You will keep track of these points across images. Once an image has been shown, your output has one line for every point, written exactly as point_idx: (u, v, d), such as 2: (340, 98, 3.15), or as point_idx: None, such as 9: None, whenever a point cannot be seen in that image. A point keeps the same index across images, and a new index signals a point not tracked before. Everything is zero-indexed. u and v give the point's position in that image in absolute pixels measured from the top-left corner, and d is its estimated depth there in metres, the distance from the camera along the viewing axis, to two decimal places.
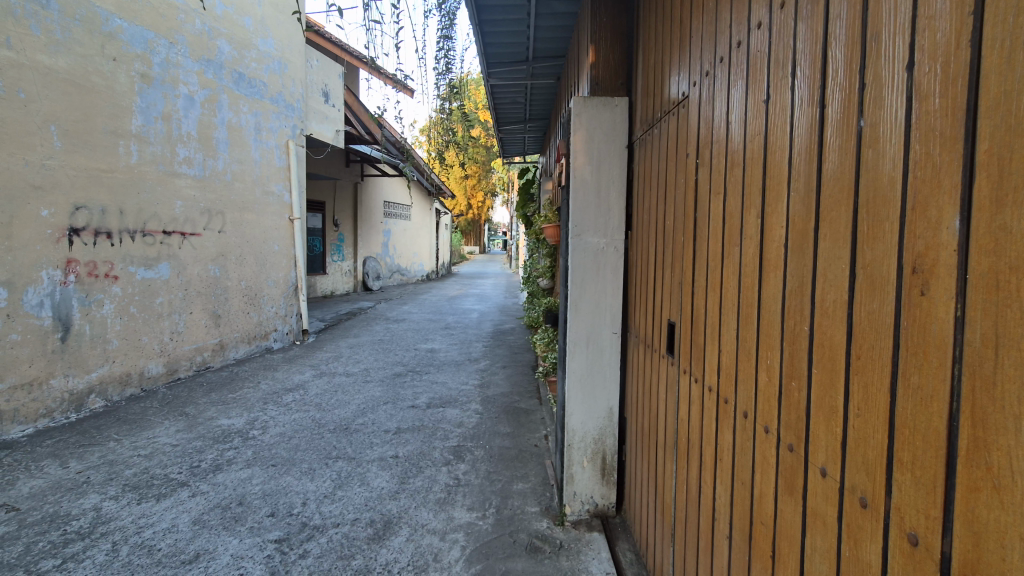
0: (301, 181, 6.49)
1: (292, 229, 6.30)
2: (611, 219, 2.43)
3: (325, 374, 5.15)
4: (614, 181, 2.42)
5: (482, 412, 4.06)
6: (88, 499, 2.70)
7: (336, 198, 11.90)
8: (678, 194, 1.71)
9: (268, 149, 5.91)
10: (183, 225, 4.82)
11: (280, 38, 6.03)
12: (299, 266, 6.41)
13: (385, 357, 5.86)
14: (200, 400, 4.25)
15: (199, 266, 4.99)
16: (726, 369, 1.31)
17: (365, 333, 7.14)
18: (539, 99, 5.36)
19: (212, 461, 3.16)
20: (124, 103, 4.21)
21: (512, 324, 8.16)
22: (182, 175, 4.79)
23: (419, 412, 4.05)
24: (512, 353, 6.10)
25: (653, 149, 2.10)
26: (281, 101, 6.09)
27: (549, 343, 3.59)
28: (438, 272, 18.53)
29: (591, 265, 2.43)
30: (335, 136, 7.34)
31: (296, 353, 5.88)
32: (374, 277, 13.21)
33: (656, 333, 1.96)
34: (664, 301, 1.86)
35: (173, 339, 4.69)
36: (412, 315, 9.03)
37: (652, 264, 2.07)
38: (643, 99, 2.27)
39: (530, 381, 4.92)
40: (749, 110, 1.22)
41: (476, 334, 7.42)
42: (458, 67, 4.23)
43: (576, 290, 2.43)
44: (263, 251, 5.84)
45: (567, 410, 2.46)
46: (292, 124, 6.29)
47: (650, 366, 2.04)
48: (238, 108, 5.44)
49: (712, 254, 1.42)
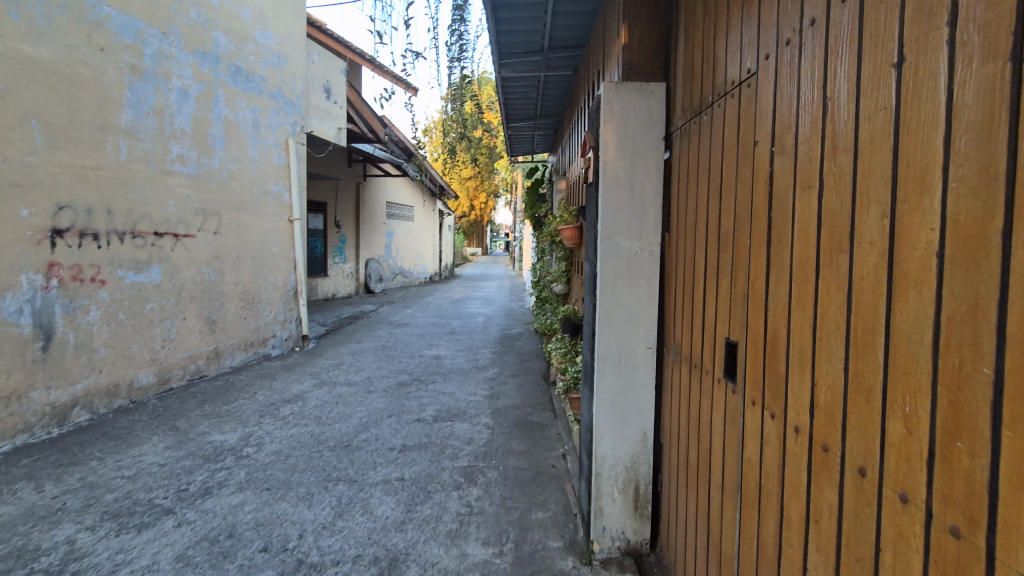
0: (302, 180, 6.24)
1: (292, 230, 6.04)
2: (646, 220, 2.17)
3: (326, 383, 4.88)
4: (649, 177, 2.16)
5: (493, 426, 3.78)
6: (61, 530, 2.43)
7: (338, 198, 11.64)
8: (741, 189, 1.45)
9: (267, 147, 5.66)
10: (175, 226, 4.55)
11: (279, 31, 5.77)
12: (299, 269, 6.15)
13: (388, 365, 5.59)
14: (193, 413, 3.99)
15: (193, 269, 4.73)
16: (824, 407, 1.05)
17: (367, 338, 6.88)
18: (552, 93, 5.09)
19: (201, 484, 2.90)
20: (113, 97, 3.96)
21: (519, 329, 7.88)
22: (175, 174, 4.53)
23: (426, 427, 3.78)
24: (521, 361, 5.82)
25: (698, 139, 1.83)
26: (280, 97, 5.84)
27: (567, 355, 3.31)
28: (442, 274, 18.28)
29: (624, 271, 2.17)
30: (337, 134, 7.08)
31: (295, 361, 5.61)
32: (376, 279, 12.95)
33: (705, 352, 1.70)
34: (718, 316, 1.60)
35: (165, 347, 4.43)
36: (416, 319, 8.76)
37: (697, 271, 1.80)
38: (684, 83, 2.00)
39: (542, 393, 4.64)
40: (860, 79, 0.96)
41: (483, 339, 7.14)
42: (469, 59, 3.97)
43: (606, 299, 2.17)
44: (261, 254, 5.58)
45: (596, 434, 2.19)
46: (291, 121, 6.04)
47: (695, 390, 1.78)
48: (235, 103, 5.19)
49: (798, 262, 1.16)
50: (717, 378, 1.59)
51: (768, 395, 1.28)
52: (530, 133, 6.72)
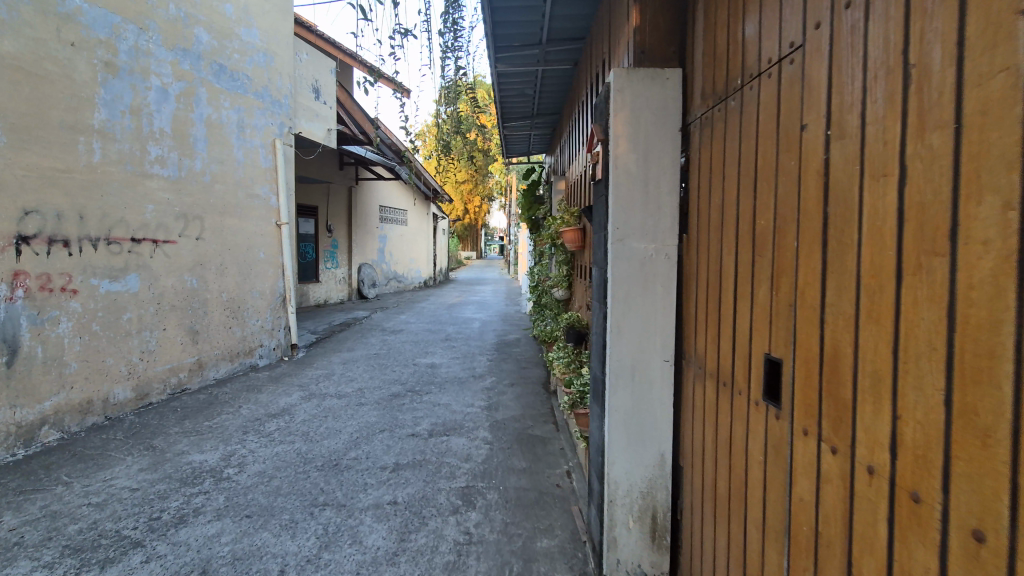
0: (290, 183, 6.01)
1: (280, 235, 5.80)
2: (662, 221, 1.97)
3: (315, 395, 4.64)
4: (665, 173, 1.96)
5: (492, 441, 3.56)
6: (16, 569, 2.19)
7: (329, 202, 11.40)
8: (784, 183, 1.26)
9: (253, 149, 5.43)
10: (154, 231, 4.31)
11: (265, 28, 5.55)
12: (287, 276, 5.91)
13: (381, 375, 5.36)
14: (172, 430, 3.74)
15: (173, 277, 4.49)
16: (915, 446, 0.86)
17: (359, 346, 6.64)
18: (550, 90, 4.88)
19: (175, 511, 2.66)
20: (85, 94, 3.72)
21: (516, 335, 7.66)
22: (153, 176, 4.29)
23: (421, 442, 3.56)
24: (520, 369, 5.60)
25: (722, 129, 1.64)
26: (266, 97, 5.61)
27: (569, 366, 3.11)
28: (436, 278, 18.04)
29: (638, 277, 1.97)
30: (327, 135, 6.86)
31: (283, 372, 5.37)
32: (369, 284, 12.70)
33: (735, 369, 1.50)
34: (753, 328, 1.40)
35: (143, 359, 4.18)
36: (410, 325, 8.52)
37: (722, 277, 1.61)
38: (703, 68, 1.81)
39: (542, 404, 4.42)
40: (961, 39, 0.77)
41: (479, 346, 6.92)
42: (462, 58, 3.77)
43: (618, 308, 1.97)
44: (246, 260, 5.34)
45: (609, 457, 1.98)
46: (279, 121, 5.81)
47: (724, 412, 1.58)
48: (218, 102, 4.96)
49: (870, 268, 0.96)
50: (753, 400, 1.39)
51: (826, 425, 1.08)
52: (527, 132, 6.52)
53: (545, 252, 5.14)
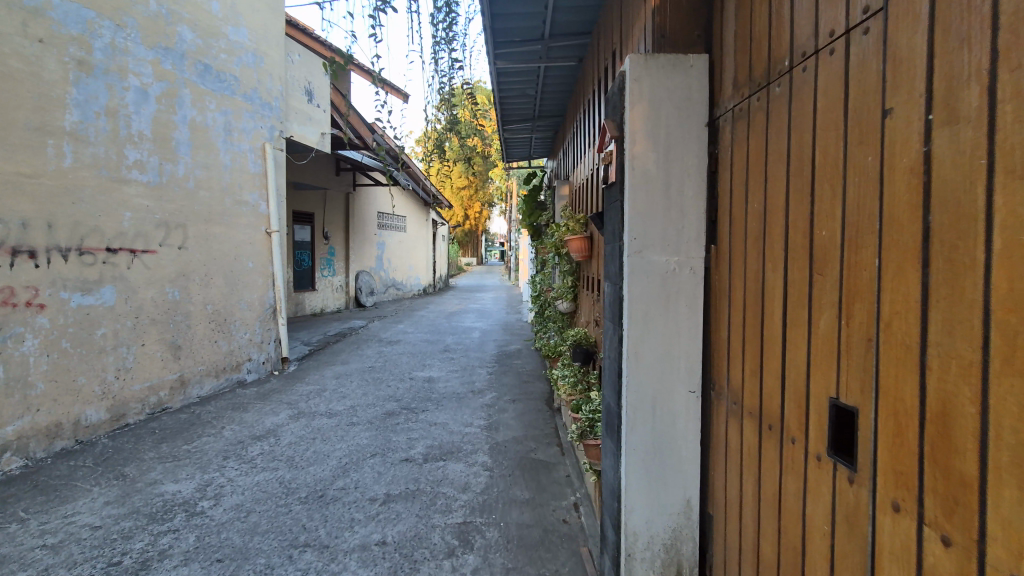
0: (281, 189, 5.76)
1: (270, 243, 5.55)
2: (686, 230, 1.70)
3: (304, 414, 4.37)
4: (689, 175, 1.70)
5: (492, 467, 3.29)
6: None
7: (326, 209, 11.16)
8: (856, 184, 1.00)
9: (241, 153, 5.18)
10: (132, 240, 4.06)
11: (255, 28, 5.32)
12: (278, 286, 5.65)
13: (375, 390, 5.09)
14: (146, 456, 3.47)
15: (153, 288, 4.23)
16: None
17: (354, 359, 6.37)
18: (552, 90, 4.63)
19: (138, 554, 2.38)
20: (54, 95, 3.48)
21: (517, 345, 7.39)
22: (131, 182, 4.04)
23: (415, 468, 3.28)
24: (521, 383, 5.32)
25: (761, 123, 1.39)
26: (255, 99, 5.38)
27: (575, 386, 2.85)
28: (436, 285, 17.78)
29: (659, 295, 1.70)
30: (321, 139, 6.62)
31: (272, 388, 5.10)
32: (367, 292, 12.44)
33: (785, 411, 1.23)
34: (810, 364, 1.14)
35: (119, 377, 3.91)
36: (407, 335, 8.25)
37: (763, 298, 1.35)
38: (736, 53, 1.55)
39: (546, 423, 4.15)
40: None
41: (479, 358, 6.64)
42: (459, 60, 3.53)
43: (635, 330, 1.71)
44: (233, 270, 5.08)
45: (626, 504, 1.72)
46: (269, 125, 5.57)
47: (769, 461, 1.31)
48: (203, 104, 4.72)
49: (1007, 300, 0.70)
50: (812, 452, 1.12)
51: (931, 506, 0.81)
52: (529, 136, 6.28)
53: (549, 261, 4.90)
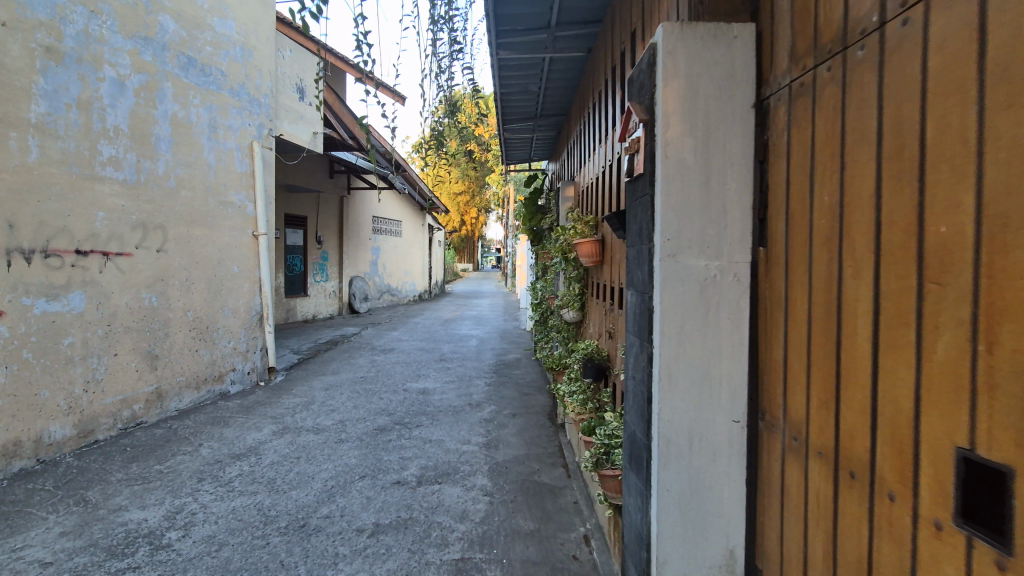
0: (270, 190, 5.49)
1: (257, 247, 5.27)
2: (728, 230, 1.45)
3: (289, 430, 4.08)
4: (732, 166, 1.44)
5: (492, 492, 3.00)
6: None
7: (319, 213, 10.88)
8: (1001, 165, 0.75)
9: (226, 151, 4.91)
10: (106, 242, 3.77)
11: (242, 20, 5.06)
12: (265, 292, 5.37)
13: (366, 403, 4.80)
14: (113, 478, 3.16)
15: (129, 294, 3.94)
16: None
17: (345, 369, 6.08)
18: (556, 86, 4.38)
19: None
20: (18, 84, 3.20)
21: (516, 354, 7.11)
22: (105, 180, 3.75)
23: (407, 493, 3.00)
24: (521, 396, 5.05)
25: (834, 98, 1.13)
26: (243, 95, 5.11)
27: (585, 404, 2.59)
28: (432, 291, 17.50)
29: (697, 307, 1.44)
30: (313, 139, 6.35)
31: (257, 400, 4.81)
32: (361, 298, 12.15)
33: (877, 456, 0.97)
34: (923, 403, 0.88)
35: (88, 391, 3.61)
36: (402, 343, 7.95)
37: (840, 313, 1.09)
38: (794, 18, 1.30)
39: (549, 441, 3.87)
40: None
41: (476, 367, 6.37)
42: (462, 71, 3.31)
43: (669, 348, 1.44)
44: (217, 275, 4.80)
45: (659, 555, 1.45)
46: (257, 122, 5.30)
47: (851, 517, 1.05)
48: (186, 99, 4.45)
49: None
50: (923, 515, 0.87)
51: None
52: (530, 136, 6.03)
53: (552, 268, 4.65)
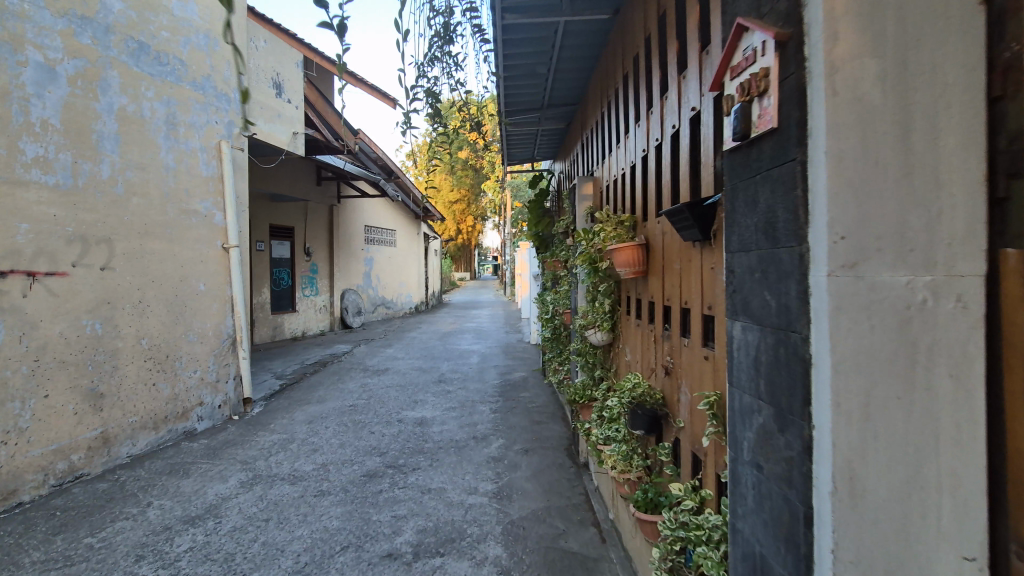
0: (243, 198, 4.85)
1: (227, 261, 4.62)
2: (944, 220, 0.82)
3: (261, 479, 3.42)
4: (946, 109, 0.82)
5: (509, 569, 2.35)
6: None
7: (308, 223, 10.25)
8: None
9: (189, 152, 4.27)
10: (32, 260, 3.14)
11: (206, 4, 4.44)
12: (238, 312, 4.71)
13: (355, 439, 4.14)
14: (28, 558, 2.51)
15: (63, 322, 3.28)
16: None
17: (333, 395, 5.42)
18: (567, 66, 3.77)
19: None
20: None
21: (523, 373, 6.46)
22: (30, 184, 3.12)
23: (400, 573, 2.34)
24: (533, 425, 4.39)
25: None
26: (207, 88, 4.48)
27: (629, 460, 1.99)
28: (429, 303, 16.86)
29: (892, 359, 0.82)
30: (292, 139, 5.72)
31: (227, 440, 4.15)
32: (354, 312, 11.50)
33: None
34: None
35: (8, 443, 2.95)
36: (397, 362, 7.30)
37: None
38: None
39: (572, 487, 3.22)
40: None
41: (479, 389, 5.72)
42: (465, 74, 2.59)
43: (843, 432, 0.81)
44: (178, 294, 4.15)
45: None
46: (225, 120, 4.67)
47: None
48: (137, 91, 3.82)
49: None
50: None
51: None
52: (534, 131, 5.42)
53: (567, 280, 4.04)
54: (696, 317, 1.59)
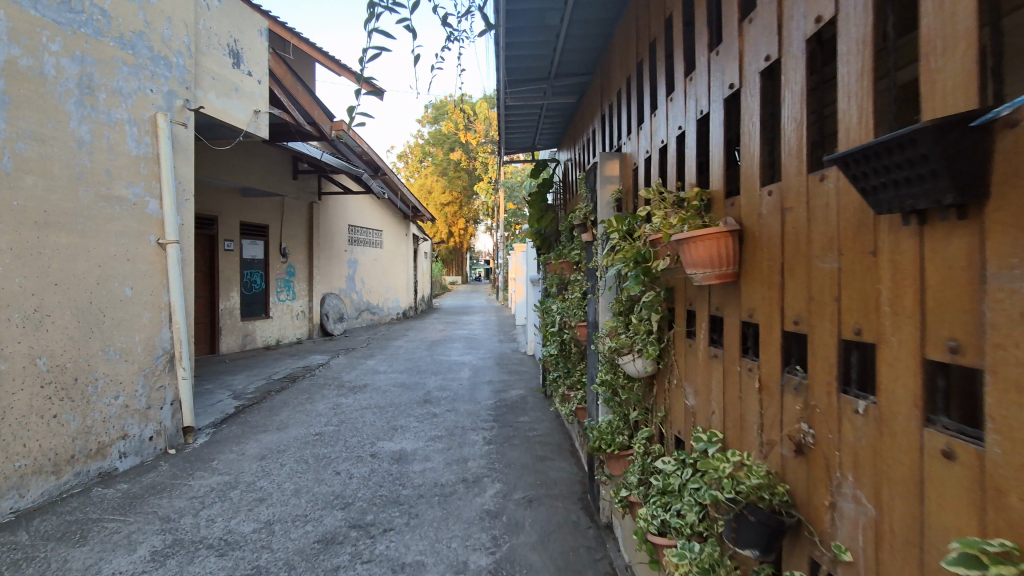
0: (188, 184, 4.02)
1: (165, 260, 3.79)
2: None
3: (180, 548, 2.59)
4: None
5: None
6: None
7: (285, 221, 9.40)
8: None
9: (114, 125, 3.45)
10: None
11: None
12: (178, 323, 3.88)
13: (316, 483, 3.32)
14: None
15: None
16: None
17: (299, 421, 4.59)
18: (585, 16, 2.96)
19: None
20: None
21: (520, 391, 5.66)
22: None
23: None
24: (536, 462, 3.60)
25: None
26: (141, 48, 3.64)
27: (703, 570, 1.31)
28: (418, 308, 16.02)
29: None
30: (254, 119, 4.86)
31: (154, 484, 3.31)
32: (336, 318, 10.66)
33: None
34: None
35: None
36: (377, 377, 6.46)
37: None
38: None
39: (594, 563, 2.42)
40: None
41: (472, 412, 4.92)
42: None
43: None
44: (93, 301, 3.31)
45: None
46: (165, 89, 3.83)
47: None
48: (35, 41, 3.00)
49: None
50: None
51: None
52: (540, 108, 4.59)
53: (584, 286, 3.23)
54: (898, 359, 0.83)
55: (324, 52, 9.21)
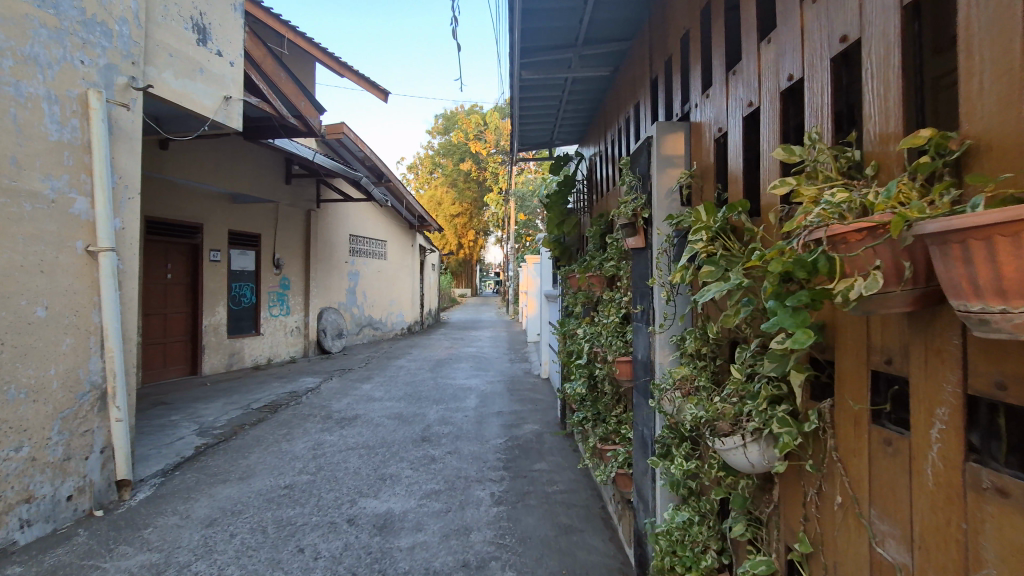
0: (133, 181, 3.29)
1: (95, 273, 3.04)
2: None
3: None
4: None
5: None
6: None
7: (279, 230, 8.70)
8: None
9: (25, 101, 2.72)
10: None
11: None
12: (113, 351, 3.10)
13: (268, 568, 2.52)
14: None
15: None
16: None
17: (268, 467, 3.80)
18: None
19: None
20: None
21: (535, 426, 4.84)
22: None
23: None
24: (560, 537, 2.77)
25: None
26: (69, 8, 2.92)
27: None
28: (424, 323, 15.25)
29: None
30: (225, 106, 4.13)
31: (59, 565, 2.53)
32: (335, 335, 9.92)
33: None
34: None
35: None
36: (371, 405, 5.67)
37: None
38: None
39: None
40: None
41: (478, 455, 4.10)
42: None
43: None
44: None
45: None
46: (102, 61, 3.11)
47: None
48: None
49: None
50: None
51: None
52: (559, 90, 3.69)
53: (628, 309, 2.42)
54: None
55: (323, 50, 8.55)
